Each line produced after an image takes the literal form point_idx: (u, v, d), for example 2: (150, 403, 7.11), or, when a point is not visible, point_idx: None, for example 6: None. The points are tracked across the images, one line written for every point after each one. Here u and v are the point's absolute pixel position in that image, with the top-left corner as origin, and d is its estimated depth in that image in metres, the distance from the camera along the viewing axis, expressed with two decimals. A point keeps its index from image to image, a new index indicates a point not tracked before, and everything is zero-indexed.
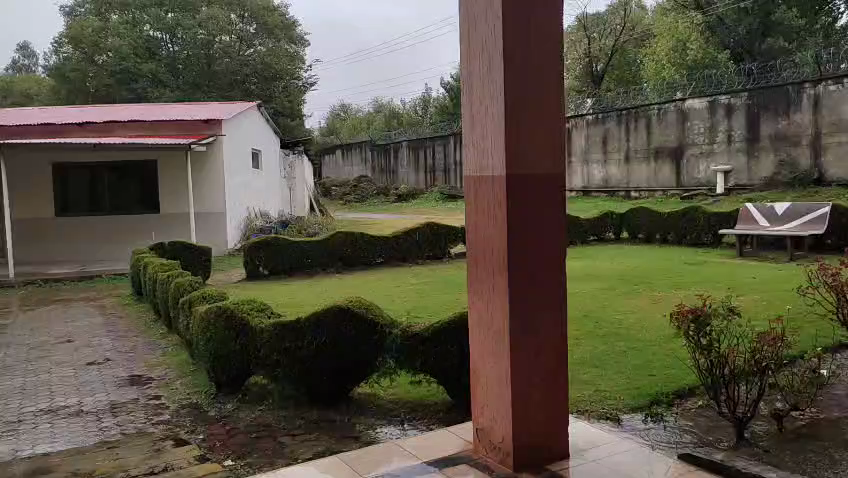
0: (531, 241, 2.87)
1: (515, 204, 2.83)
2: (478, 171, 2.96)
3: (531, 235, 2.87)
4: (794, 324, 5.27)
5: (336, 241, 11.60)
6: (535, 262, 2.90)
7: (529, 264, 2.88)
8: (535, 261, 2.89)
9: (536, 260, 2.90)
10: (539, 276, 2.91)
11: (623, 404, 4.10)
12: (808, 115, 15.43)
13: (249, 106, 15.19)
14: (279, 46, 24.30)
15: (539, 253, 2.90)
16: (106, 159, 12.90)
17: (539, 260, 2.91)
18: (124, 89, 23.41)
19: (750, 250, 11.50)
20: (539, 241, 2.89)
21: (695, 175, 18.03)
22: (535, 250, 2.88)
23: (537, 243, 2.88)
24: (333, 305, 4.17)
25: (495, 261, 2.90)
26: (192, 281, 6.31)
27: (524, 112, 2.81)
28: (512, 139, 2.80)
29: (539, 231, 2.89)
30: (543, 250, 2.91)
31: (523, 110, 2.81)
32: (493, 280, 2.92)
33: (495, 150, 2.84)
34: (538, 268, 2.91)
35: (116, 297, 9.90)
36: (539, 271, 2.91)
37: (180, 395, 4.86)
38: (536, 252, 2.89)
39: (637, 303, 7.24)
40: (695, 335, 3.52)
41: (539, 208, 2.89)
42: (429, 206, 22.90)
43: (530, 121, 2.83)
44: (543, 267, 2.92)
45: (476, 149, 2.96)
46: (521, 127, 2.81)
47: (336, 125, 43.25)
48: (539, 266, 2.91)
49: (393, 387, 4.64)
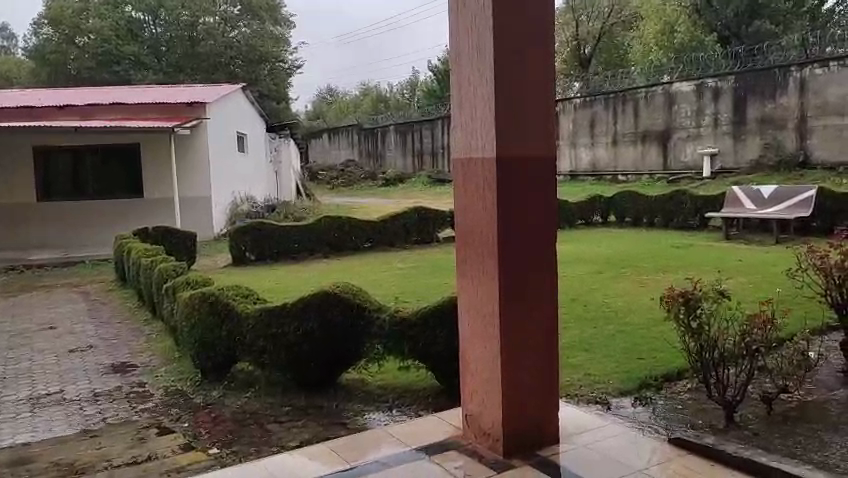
0: (521, 226, 2.82)
1: (505, 189, 2.78)
2: (467, 154, 2.90)
3: (520, 222, 2.81)
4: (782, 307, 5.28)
5: (323, 225, 11.51)
6: (526, 248, 2.84)
7: (519, 251, 2.83)
8: (525, 247, 2.84)
9: (526, 246, 2.84)
10: (529, 262, 2.86)
11: (612, 387, 4.09)
12: (794, 98, 15.49)
13: (233, 88, 14.95)
14: (264, 28, 23.91)
15: (530, 240, 2.85)
16: (89, 143, 12.68)
17: (530, 247, 2.85)
18: (104, 71, 22.84)
19: (736, 233, 11.55)
20: (529, 227, 2.84)
21: (682, 158, 18.01)
22: (525, 236, 2.83)
23: (527, 230, 2.83)
24: (319, 291, 4.11)
25: (484, 247, 2.85)
26: (176, 266, 6.22)
27: (513, 95, 2.75)
28: (501, 123, 2.73)
29: (529, 217, 2.83)
30: (533, 238, 2.86)
31: (512, 94, 2.74)
32: (483, 265, 2.87)
33: (484, 133, 2.78)
34: (528, 255, 2.86)
35: (99, 283, 9.77)
36: (529, 259, 2.86)
37: (165, 382, 4.79)
38: (526, 239, 2.84)
39: (626, 286, 7.25)
40: (686, 318, 3.53)
41: (528, 194, 2.83)
42: (417, 190, 22.81)
43: (520, 104, 2.76)
44: (534, 253, 2.87)
45: (464, 132, 2.90)
46: (510, 111, 2.74)
47: (323, 108, 42.87)
48: (530, 253, 2.86)
49: (382, 372, 4.60)
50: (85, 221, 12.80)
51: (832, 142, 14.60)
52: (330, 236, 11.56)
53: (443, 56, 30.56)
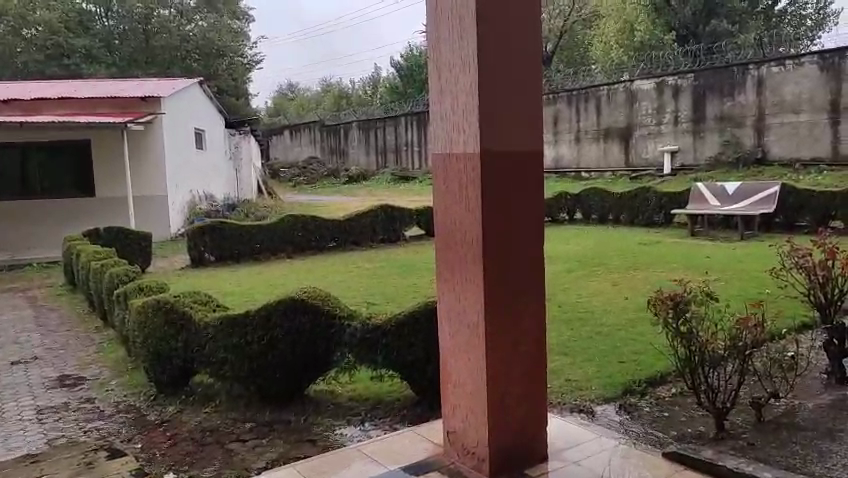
0: (507, 228, 2.59)
1: (490, 188, 2.54)
2: (448, 148, 2.65)
3: (505, 223, 2.58)
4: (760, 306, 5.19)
5: (285, 225, 11.13)
6: (512, 251, 2.61)
7: (505, 254, 2.60)
8: (512, 250, 2.61)
9: (513, 249, 2.61)
10: (516, 265, 2.63)
11: (595, 394, 3.91)
12: (752, 95, 15.73)
13: (190, 82, 14.38)
14: (221, 21, 23.35)
15: (516, 242, 2.62)
16: (38, 138, 12.03)
17: (516, 250, 2.62)
18: (54, 65, 21.75)
19: (701, 229, 11.59)
20: (516, 228, 2.61)
21: (643, 155, 18.09)
22: (511, 238, 2.60)
23: (513, 232, 2.60)
24: (284, 298, 3.83)
25: (467, 249, 2.61)
26: (128, 271, 5.82)
27: (498, 86, 2.50)
28: (485, 115, 2.49)
29: (515, 218, 2.60)
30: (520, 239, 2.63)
31: (497, 85, 2.50)
32: (466, 269, 2.63)
33: (465, 125, 2.54)
34: (515, 257, 2.63)
35: (48, 287, 9.22)
36: (516, 262, 2.63)
37: (115, 397, 4.42)
38: (512, 241, 2.61)
39: (598, 285, 7.12)
40: (674, 324, 3.34)
41: (514, 193, 2.60)
42: (380, 188, 22.47)
43: (505, 96, 2.53)
44: (521, 256, 2.64)
45: (444, 124, 2.65)
46: (494, 104, 2.50)
47: (284, 105, 41.99)
48: (517, 256, 2.63)
49: (353, 382, 4.33)
50: (32, 222, 12.14)
51: (790, 139, 14.87)
52: (292, 236, 11.18)
53: (405, 52, 30.26)
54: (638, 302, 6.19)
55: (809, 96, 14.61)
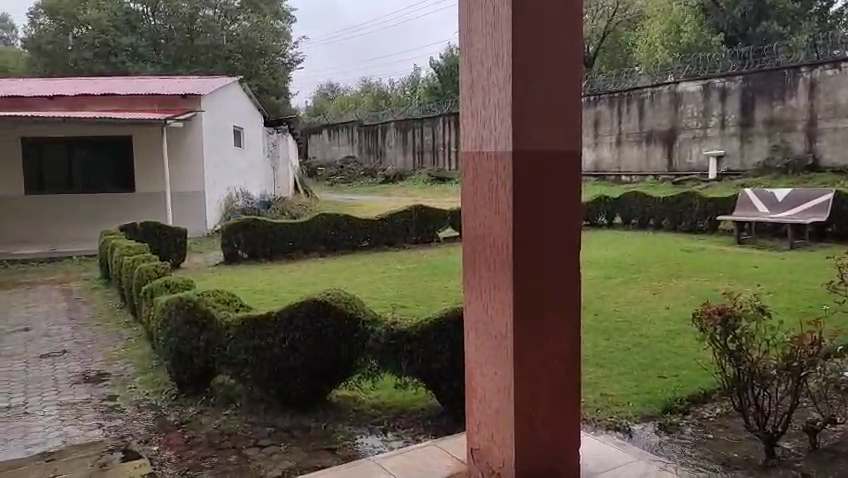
0: (538, 237, 2.38)
1: (520, 192, 2.34)
2: (477, 146, 2.47)
3: (536, 230, 2.37)
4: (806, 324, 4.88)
5: (318, 224, 11.06)
6: (543, 262, 2.41)
7: (536, 264, 2.39)
8: (543, 261, 2.41)
9: (544, 261, 2.41)
10: (547, 278, 2.42)
11: (633, 411, 3.67)
12: (804, 99, 15.11)
13: (230, 81, 14.49)
14: (264, 21, 23.56)
15: (548, 254, 2.42)
16: (81, 134, 12.22)
17: (547, 263, 2.42)
18: (102, 63, 22.33)
19: (747, 237, 11.11)
20: (547, 238, 2.40)
21: (687, 159, 17.52)
22: (541, 247, 2.39)
23: (544, 242, 2.40)
24: (306, 300, 3.70)
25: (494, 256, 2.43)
26: (158, 267, 5.80)
27: (532, 83, 2.30)
28: (517, 114, 2.29)
29: (547, 228, 2.40)
30: (551, 252, 2.42)
31: (531, 81, 2.30)
32: (493, 276, 2.44)
33: (495, 121, 2.35)
34: (547, 270, 2.42)
35: (84, 280, 9.32)
36: (549, 275, 2.42)
37: (137, 396, 4.36)
38: (543, 251, 2.40)
39: (638, 294, 6.82)
40: (721, 339, 3.08)
41: (547, 201, 2.39)
42: (416, 189, 22.33)
43: (540, 95, 2.32)
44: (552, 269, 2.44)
45: (474, 121, 2.47)
46: (527, 102, 2.30)
47: (324, 105, 42.27)
48: (549, 268, 2.43)
49: (377, 389, 4.18)
50: (71, 216, 12.35)
51: (843, 145, 14.22)
52: (325, 235, 11.12)
53: (445, 53, 30.09)
54: (679, 313, 5.90)
55: None
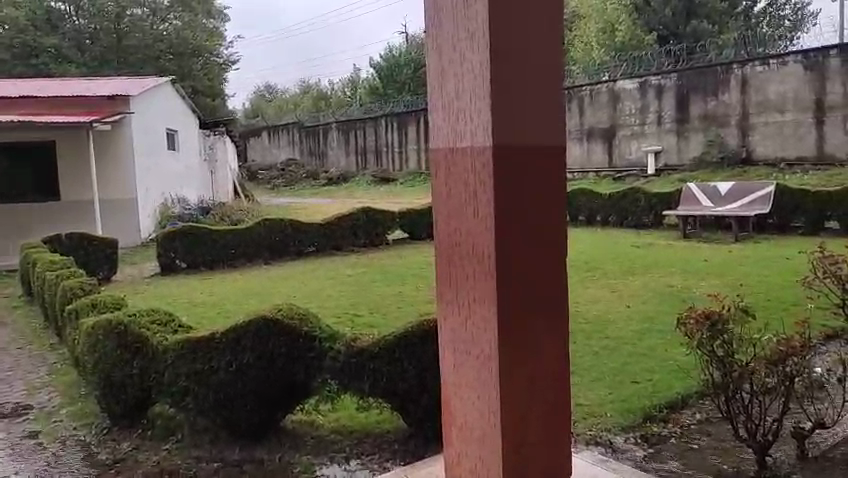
0: (540, 273, 1.43)
1: (514, 201, 1.38)
2: (443, 125, 1.43)
3: (537, 264, 1.42)
4: (765, 321, 4.82)
5: (261, 230, 10.53)
6: (550, 310, 1.46)
7: (539, 316, 1.44)
8: (548, 311, 1.45)
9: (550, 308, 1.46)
10: (555, 336, 1.48)
11: (612, 423, 3.44)
12: (736, 95, 15.53)
13: (162, 81, 13.73)
14: (196, 20, 22.77)
15: (556, 298, 1.47)
16: (4, 139, 11.39)
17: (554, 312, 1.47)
18: (20, 64, 20.83)
19: (693, 231, 11.25)
20: (552, 274, 1.46)
21: (626, 155, 17.62)
22: (546, 290, 1.44)
23: (549, 281, 1.45)
24: (256, 318, 3.31)
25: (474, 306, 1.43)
26: (86, 284, 5.27)
27: (532, 28, 1.35)
28: (507, 72, 1.33)
29: (555, 259, 1.46)
30: (560, 296, 1.47)
31: (530, 22, 1.35)
32: (473, 338, 1.44)
33: (472, 83, 1.35)
34: (554, 324, 1.48)
35: (4, 298, 8.52)
36: (558, 333, 1.48)
37: (63, 431, 3.87)
38: (548, 295, 1.45)
39: (595, 292, 6.67)
40: (708, 345, 2.89)
41: (554, 214, 1.45)
42: (360, 191, 21.94)
43: (544, 48, 1.38)
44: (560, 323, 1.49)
45: (433, 81, 1.43)
46: (525, 57, 1.35)
47: (261, 105, 41.12)
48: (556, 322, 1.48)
49: (336, 410, 3.83)
50: None
51: (774, 139, 14.73)
52: (269, 241, 10.62)
53: (384, 52, 29.70)
54: (641, 312, 5.74)
55: (793, 95, 14.52)
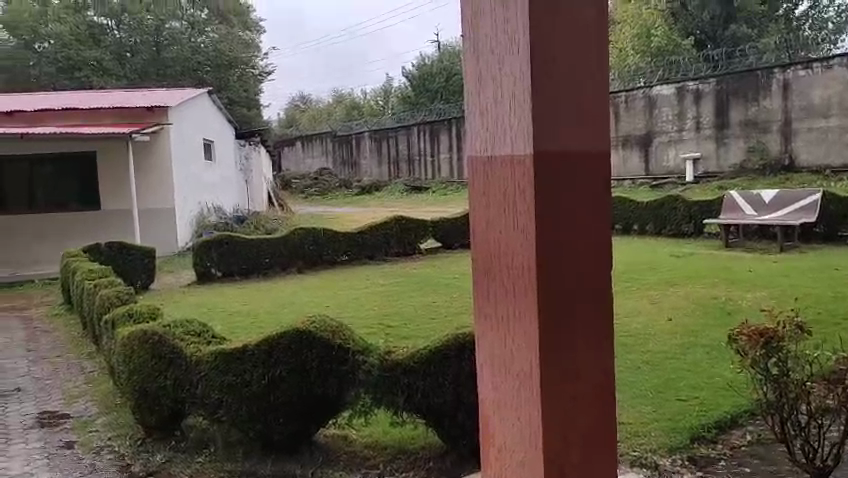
0: (585, 286, 1.28)
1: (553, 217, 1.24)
2: (480, 129, 1.31)
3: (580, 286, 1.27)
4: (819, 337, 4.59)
5: (295, 239, 10.57)
6: (594, 328, 1.31)
7: (583, 334, 1.29)
8: (591, 327, 1.30)
9: (595, 326, 1.30)
10: (599, 356, 1.32)
11: (657, 443, 3.29)
12: (777, 100, 15.12)
13: (199, 92, 13.95)
14: (232, 32, 23.19)
15: (601, 316, 1.31)
16: (45, 150, 11.62)
17: (599, 330, 1.31)
18: (65, 78, 21.51)
19: (735, 240, 10.91)
20: (597, 289, 1.31)
21: (663, 163, 17.25)
22: (590, 305, 1.29)
23: (594, 295, 1.30)
24: (288, 330, 3.27)
25: (514, 323, 1.28)
26: (122, 294, 5.31)
27: (572, 27, 1.24)
28: (546, 71, 1.22)
29: (599, 273, 1.30)
30: (606, 313, 1.32)
31: (571, 20, 1.24)
32: (512, 358, 1.29)
33: (511, 82, 1.23)
34: (599, 343, 1.32)
35: (47, 305, 8.71)
36: (602, 353, 1.32)
37: (99, 441, 3.88)
38: (593, 311, 1.30)
39: (636, 304, 6.48)
40: (762, 364, 2.73)
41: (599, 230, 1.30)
42: (393, 199, 21.96)
43: (587, 47, 1.27)
44: (605, 343, 1.33)
45: (469, 84, 1.32)
46: (567, 56, 1.24)
47: (296, 115, 41.60)
48: (601, 341, 1.32)
49: (369, 425, 3.76)
50: (35, 238, 11.73)
51: (819, 145, 14.29)
52: (303, 250, 10.64)
53: (417, 61, 29.75)
54: (683, 325, 5.53)
55: (838, 99, 14.06)
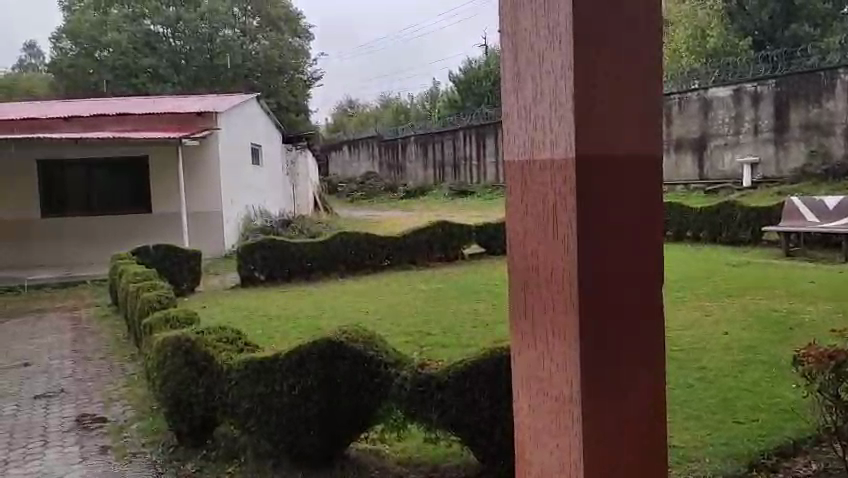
0: (631, 310, 1.07)
1: (598, 226, 1.03)
2: (517, 128, 1.11)
3: (627, 312, 1.06)
4: None
5: (337, 243, 10.52)
6: (637, 358, 1.09)
7: (627, 362, 1.08)
8: (638, 353, 1.09)
9: (641, 354, 1.09)
10: (644, 390, 1.10)
11: (711, 469, 3.04)
12: (842, 102, 14.43)
13: (247, 97, 14.15)
14: (282, 39, 23.46)
15: (648, 344, 1.10)
16: (100, 154, 11.92)
17: (646, 361, 1.10)
18: (122, 84, 22.16)
19: (796, 249, 10.37)
20: (644, 314, 1.09)
21: (719, 167, 16.57)
22: (635, 331, 1.08)
23: (641, 320, 1.09)
24: (320, 340, 3.16)
25: (551, 346, 1.07)
26: (163, 297, 5.33)
27: (624, 21, 1.06)
28: (591, 61, 1.02)
29: (648, 297, 1.09)
30: (652, 342, 1.10)
31: (622, 15, 1.06)
32: (548, 387, 1.08)
33: (552, 76, 1.04)
34: (646, 375, 1.10)
35: (95, 306, 8.90)
36: (649, 387, 1.11)
37: (132, 447, 3.86)
38: (638, 339, 1.09)
39: (688, 316, 6.17)
40: (831, 389, 2.48)
41: (647, 246, 1.09)
42: (438, 203, 21.85)
43: (637, 41, 1.07)
44: (654, 374, 1.11)
45: (506, 78, 1.12)
46: (617, 51, 1.05)
47: (343, 120, 41.96)
48: (649, 374, 1.11)
49: (401, 442, 3.63)
50: (88, 240, 12.06)
51: None
52: (345, 255, 10.59)
53: (464, 66, 29.61)
54: (740, 339, 5.22)
55: None
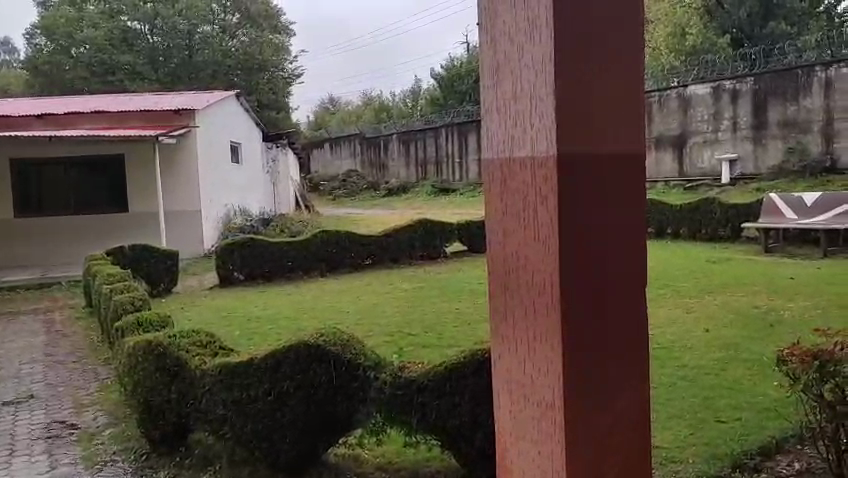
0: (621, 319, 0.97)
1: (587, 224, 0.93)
2: (497, 124, 0.98)
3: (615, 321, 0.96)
4: None
5: (318, 242, 10.38)
6: (628, 373, 0.99)
7: (626, 364, 0.98)
8: (628, 368, 0.99)
9: (633, 361, 0.99)
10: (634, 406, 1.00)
11: (695, 471, 2.99)
12: (818, 100, 14.57)
13: (226, 95, 13.96)
14: (263, 36, 23.18)
15: (638, 360, 1.00)
16: (75, 153, 11.67)
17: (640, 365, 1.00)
18: (99, 82, 21.75)
19: (775, 245, 10.47)
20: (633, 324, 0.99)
21: (698, 164, 16.69)
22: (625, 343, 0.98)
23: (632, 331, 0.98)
24: (295, 343, 3.07)
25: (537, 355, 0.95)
26: (137, 299, 5.20)
27: (622, 20, 0.98)
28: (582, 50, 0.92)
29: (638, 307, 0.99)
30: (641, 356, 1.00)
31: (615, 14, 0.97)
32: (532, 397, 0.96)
33: (541, 66, 0.92)
34: (634, 390, 1.00)
35: (71, 308, 8.70)
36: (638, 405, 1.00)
37: (105, 453, 3.76)
38: (634, 342, 0.99)
39: (670, 313, 6.17)
40: (817, 389, 2.43)
41: (636, 253, 0.99)
42: (420, 201, 21.77)
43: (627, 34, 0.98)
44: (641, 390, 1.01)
45: (485, 71, 1.00)
46: (616, 50, 0.97)
47: (326, 117, 41.67)
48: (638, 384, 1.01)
49: (381, 445, 3.57)
50: (63, 240, 11.80)
51: None
52: (326, 253, 10.46)
53: (446, 63, 29.51)
54: (722, 336, 5.22)
55: None
